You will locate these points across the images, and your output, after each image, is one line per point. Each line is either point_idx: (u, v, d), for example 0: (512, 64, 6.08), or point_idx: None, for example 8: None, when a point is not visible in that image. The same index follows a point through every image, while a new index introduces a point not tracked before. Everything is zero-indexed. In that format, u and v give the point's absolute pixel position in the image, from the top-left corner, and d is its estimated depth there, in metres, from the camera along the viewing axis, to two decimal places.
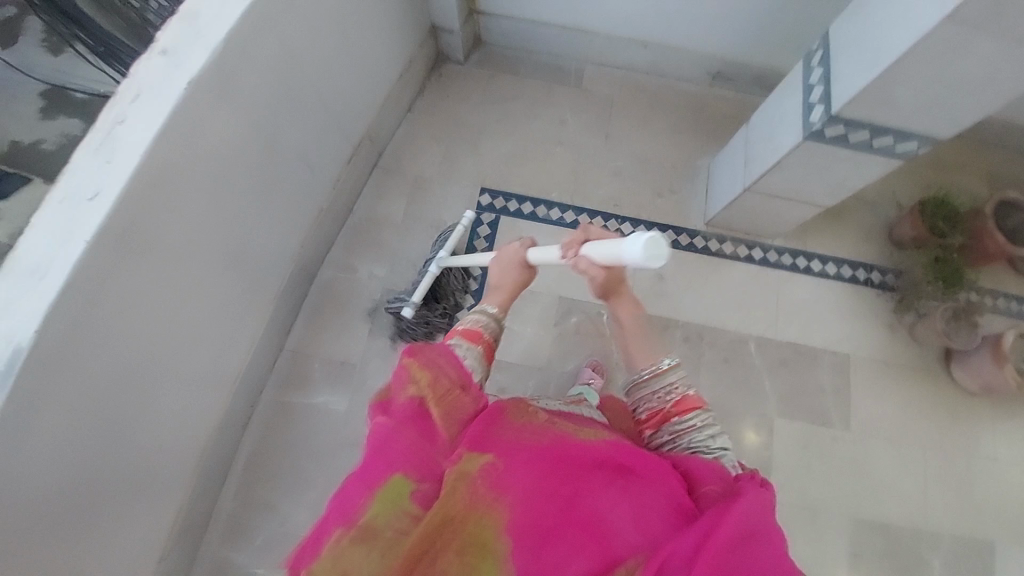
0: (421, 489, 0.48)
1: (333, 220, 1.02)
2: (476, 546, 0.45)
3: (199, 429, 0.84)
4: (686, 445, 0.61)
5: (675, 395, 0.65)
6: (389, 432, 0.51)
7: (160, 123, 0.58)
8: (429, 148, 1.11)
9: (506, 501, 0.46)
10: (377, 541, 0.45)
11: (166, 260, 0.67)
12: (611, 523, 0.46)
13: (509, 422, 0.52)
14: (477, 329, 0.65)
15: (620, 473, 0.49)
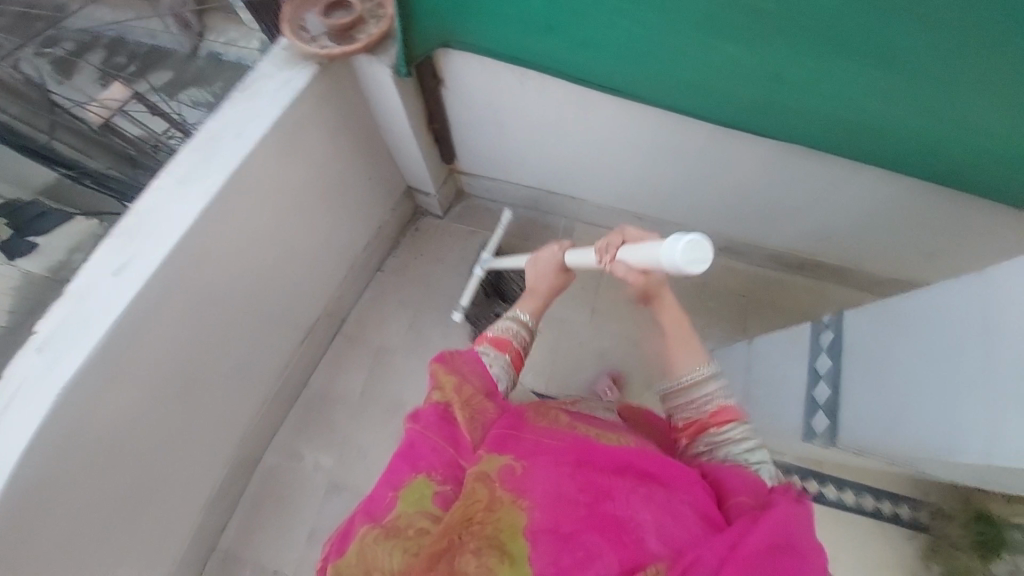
0: (442, 491, 0.48)
1: (282, 402, 0.94)
2: (496, 546, 0.43)
3: None
4: (723, 457, 0.54)
5: (714, 403, 0.57)
6: (415, 434, 0.53)
7: (27, 434, 0.54)
8: (396, 316, 1.03)
9: (532, 499, 0.44)
10: (400, 538, 0.45)
11: (47, 547, 0.60)
12: (642, 531, 0.42)
13: (535, 425, 0.51)
14: (507, 338, 0.65)
15: (643, 480, 0.46)
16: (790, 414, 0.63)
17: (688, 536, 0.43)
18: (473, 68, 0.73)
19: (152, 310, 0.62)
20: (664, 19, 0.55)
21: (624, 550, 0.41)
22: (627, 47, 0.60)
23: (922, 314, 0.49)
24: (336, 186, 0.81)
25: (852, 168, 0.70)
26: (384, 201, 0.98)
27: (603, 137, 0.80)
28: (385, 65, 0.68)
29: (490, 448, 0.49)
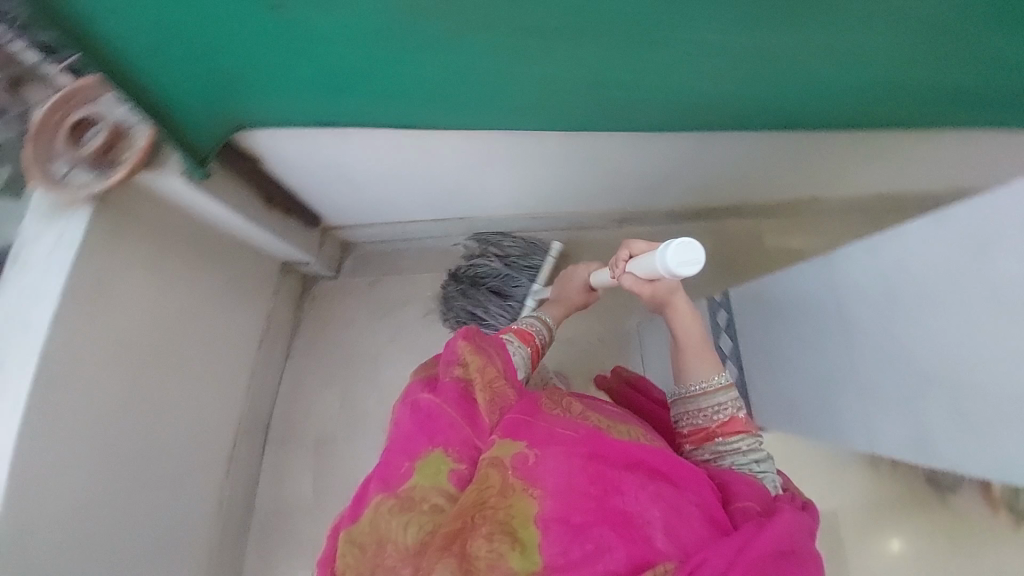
0: (459, 469, 0.55)
1: (233, 529, 0.89)
2: (506, 530, 0.49)
3: None
4: (729, 464, 0.63)
5: (724, 415, 0.66)
6: (434, 406, 0.58)
7: None
8: (324, 398, 1.00)
9: (547, 487, 0.51)
10: (419, 506, 0.52)
11: None
12: (646, 523, 0.50)
13: (550, 416, 0.59)
14: (529, 332, 0.76)
15: (651, 478, 0.53)
16: (747, 386, 0.75)
17: (699, 535, 0.50)
18: (284, 142, 0.75)
19: (50, 533, 0.57)
20: (380, 19, 0.55)
21: (634, 542, 0.48)
22: (393, 76, 0.62)
23: (798, 287, 0.61)
24: (184, 296, 0.76)
25: (640, 133, 0.74)
26: (262, 289, 0.95)
27: (418, 163, 0.81)
28: (176, 175, 0.68)
29: (506, 437, 0.55)
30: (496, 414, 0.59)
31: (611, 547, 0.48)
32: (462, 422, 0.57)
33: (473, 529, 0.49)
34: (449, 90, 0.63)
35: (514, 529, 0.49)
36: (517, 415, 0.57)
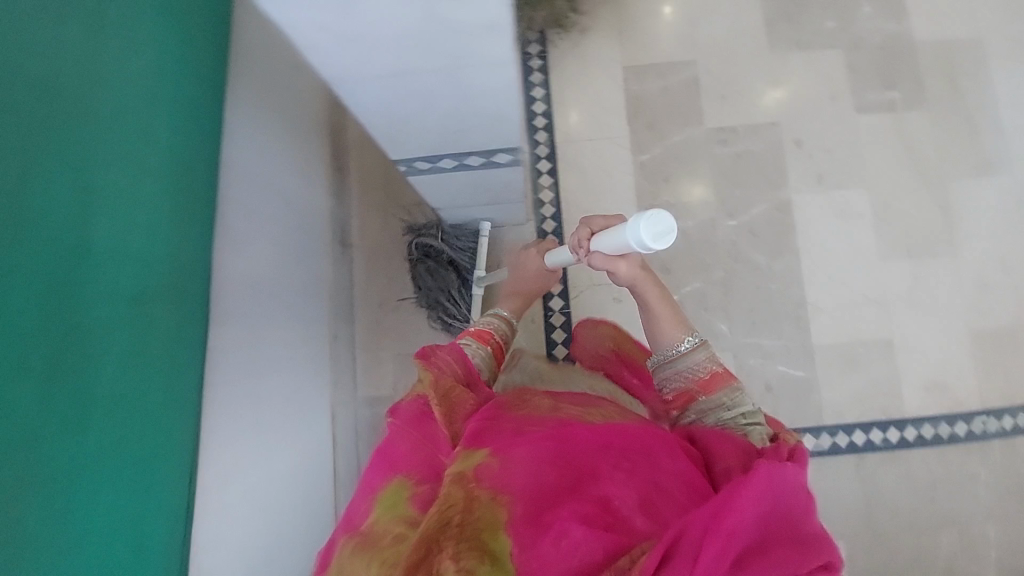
0: (420, 490, 0.93)
1: None
2: (478, 544, 0.77)
3: None
4: (715, 419, 1.06)
5: (699, 375, 1.11)
6: (402, 432, 1.05)
7: None
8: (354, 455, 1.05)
9: (511, 496, 0.81)
10: (383, 537, 0.87)
11: None
12: (622, 507, 0.78)
13: (510, 417, 0.97)
14: (484, 331, 1.33)
15: (619, 458, 0.84)
16: None
17: (642, 493, 0.80)
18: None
19: None
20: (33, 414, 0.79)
21: (587, 501, 0.79)
22: (164, 433, 1.05)
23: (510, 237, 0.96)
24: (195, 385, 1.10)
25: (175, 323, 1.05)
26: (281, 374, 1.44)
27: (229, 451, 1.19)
28: None
29: (467, 452, 0.90)
30: (453, 406, 1.04)
31: (565, 531, 0.75)
32: (416, 450, 1.01)
33: (436, 553, 0.77)
34: (159, 377, 1.04)
35: (469, 543, 0.77)
36: (475, 433, 0.93)
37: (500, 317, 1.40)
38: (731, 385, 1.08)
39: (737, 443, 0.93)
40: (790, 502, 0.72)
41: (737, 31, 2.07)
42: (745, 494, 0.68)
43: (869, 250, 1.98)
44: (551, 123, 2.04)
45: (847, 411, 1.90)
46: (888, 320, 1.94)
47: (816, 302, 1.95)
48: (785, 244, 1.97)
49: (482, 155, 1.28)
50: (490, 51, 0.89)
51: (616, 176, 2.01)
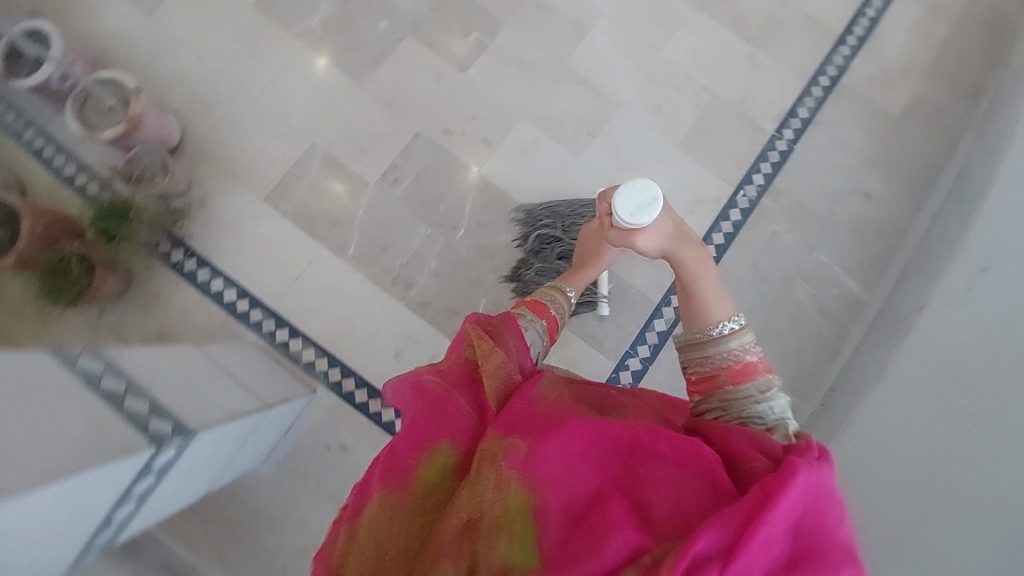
0: (460, 465, 0.61)
1: None
2: (502, 532, 0.54)
3: (882, 159, 1.29)
4: (737, 414, 0.76)
5: (736, 359, 0.81)
6: (447, 392, 0.66)
7: None
8: None
9: (551, 481, 0.56)
10: (414, 503, 0.59)
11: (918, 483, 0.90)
12: (659, 505, 0.56)
13: (560, 409, 0.64)
14: (541, 304, 0.95)
15: (662, 451, 0.59)
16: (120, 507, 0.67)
17: (686, 502, 0.56)
18: None
19: None
20: None
21: (625, 500, 0.56)
22: None
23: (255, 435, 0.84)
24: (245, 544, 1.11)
25: None
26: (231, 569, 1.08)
27: None
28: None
29: (499, 431, 0.60)
30: (508, 379, 0.68)
31: (607, 523, 0.54)
32: (468, 413, 0.65)
33: (466, 533, 0.55)
34: None
35: (503, 534, 0.54)
36: (517, 415, 0.62)
37: (560, 288, 1.01)
38: (765, 378, 0.78)
39: (763, 439, 0.64)
40: (823, 511, 0.54)
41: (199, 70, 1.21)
42: (786, 500, 0.52)
43: (664, 62, 1.30)
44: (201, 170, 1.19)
45: (753, 110, 1.29)
46: (698, 19, 1.32)
47: (617, 73, 1.29)
48: (603, 91, 1.29)
49: (271, 318, 1.15)
50: (30, 509, 0.52)
51: (259, 232, 1.18)
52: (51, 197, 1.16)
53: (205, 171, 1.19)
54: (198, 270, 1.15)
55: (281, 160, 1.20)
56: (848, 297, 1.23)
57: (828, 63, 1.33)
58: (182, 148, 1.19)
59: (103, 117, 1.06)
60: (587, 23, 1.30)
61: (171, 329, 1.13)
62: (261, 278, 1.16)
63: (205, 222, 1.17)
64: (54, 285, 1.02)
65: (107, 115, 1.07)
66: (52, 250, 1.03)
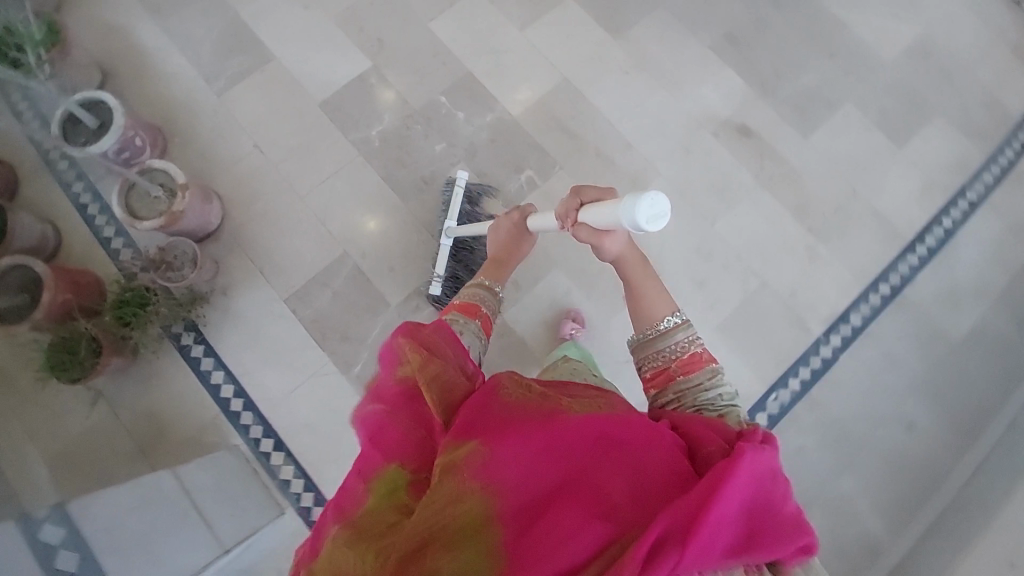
0: (415, 481, 0.53)
1: None
2: (457, 534, 0.46)
3: (934, 387, 1.20)
4: (691, 403, 0.68)
5: (685, 350, 0.73)
6: (387, 419, 0.58)
7: None
8: None
9: (506, 484, 0.47)
10: (368, 531, 0.48)
11: None
12: (616, 499, 0.47)
13: (499, 398, 0.55)
14: (472, 304, 0.85)
15: (613, 444, 0.50)
16: None
17: (642, 491, 0.48)
18: None
19: None
20: None
21: (581, 495, 0.47)
22: None
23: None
24: None
25: None
26: None
27: None
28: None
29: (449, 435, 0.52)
30: (447, 379, 0.61)
31: (568, 527, 0.45)
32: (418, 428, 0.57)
33: (423, 555, 0.45)
34: None
35: (466, 550, 0.45)
36: (464, 416, 0.54)
37: (483, 284, 0.89)
38: (713, 366, 0.71)
39: (716, 427, 0.58)
40: (769, 492, 0.49)
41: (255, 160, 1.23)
42: (736, 481, 0.45)
43: (716, 237, 1.24)
44: (228, 259, 1.17)
45: (802, 307, 1.22)
46: (761, 199, 1.27)
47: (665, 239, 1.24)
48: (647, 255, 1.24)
49: (260, 424, 1.10)
50: None
51: (269, 334, 1.15)
52: (83, 256, 1.16)
53: (236, 260, 1.16)
54: (203, 359, 1.12)
55: (310, 263, 1.17)
56: (873, 537, 1.12)
57: (893, 270, 1.25)
58: (219, 233, 1.18)
59: (148, 205, 1.06)
60: (645, 183, 1.26)
61: (162, 416, 1.10)
62: (260, 382, 1.12)
63: (222, 313, 1.14)
64: (60, 365, 1.00)
65: (152, 203, 1.06)
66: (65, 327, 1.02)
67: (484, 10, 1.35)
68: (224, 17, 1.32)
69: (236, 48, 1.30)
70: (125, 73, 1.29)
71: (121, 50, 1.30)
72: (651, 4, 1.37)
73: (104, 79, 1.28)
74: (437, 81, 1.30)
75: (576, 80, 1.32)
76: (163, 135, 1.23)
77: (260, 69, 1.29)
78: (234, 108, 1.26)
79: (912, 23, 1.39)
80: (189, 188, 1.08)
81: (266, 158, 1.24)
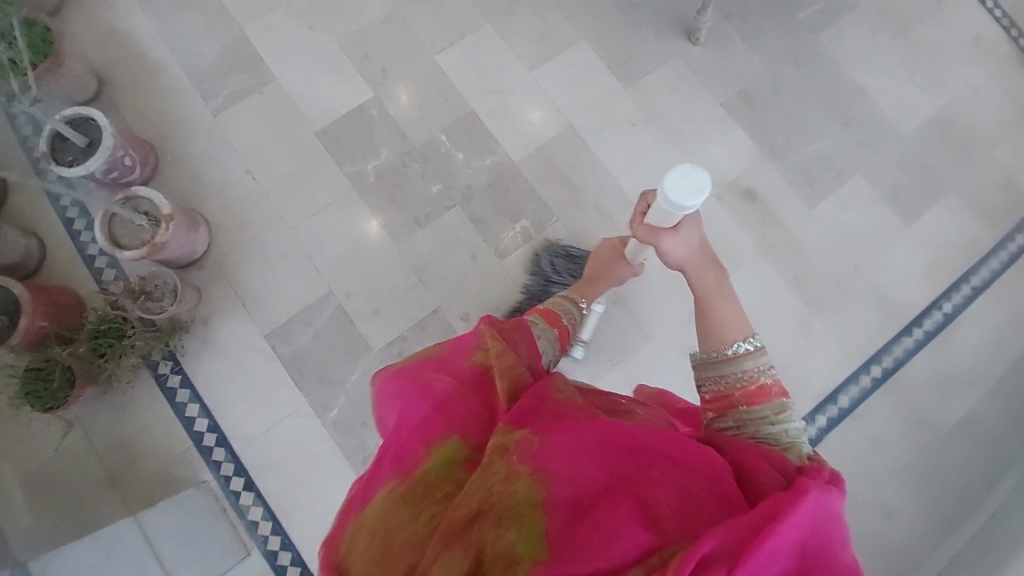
0: (473, 455, 0.57)
1: None
2: (509, 511, 0.50)
3: (922, 478, 1.15)
4: (752, 433, 0.65)
5: (753, 381, 0.69)
6: (459, 393, 0.62)
7: None
8: None
9: (557, 475, 0.51)
10: (428, 492, 0.54)
11: None
12: (662, 509, 0.49)
13: (560, 403, 0.59)
14: (555, 312, 0.90)
15: (671, 459, 0.53)
16: None
17: (689, 507, 0.50)
18: None
19: None
20: None
21: (630, 499, 0.50)
22: None
23: None
24: None
25: None
26: None
27: None
28: None
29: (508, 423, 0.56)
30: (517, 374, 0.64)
31: (610, 527, 0.48)
32: (482, 411, 0.61)
33: (473, 522, 0.50)
34: None
35: (514, 528, 0.49)
36: (525, 408, 0.58)
37: (571, 299, 0.96)
38: (783, 403, 0.66)
39: (773, 458, 0.56)
40: (827, 535, 0.47)
41: (247, 186, 1.20)
42: (795, 519, 0.44)
43: None
44: (211, 289, 1.15)
45: (792, 384, 1.18)
46: (762, 267, 1.23)
47: (658, 302, 1.21)
48: (637, 317, 1.21)
49: (232, 462, 1.09)
50: None
51: (243, 368, 1.12)
52: (67, 273, 1.15)
53: (219, 289, 1.15)
54: (179, 390, 1.10)
55: (295, 299, 1.16)
56: None
57: (887, 351, 1.21)
58: (205, 260, 1.16)
59: (130, 233, 1.04)
60: None
61: (134, 445, 1.09)
62: (230, 417, 1.10)
63: (200, 342, 1.13)
64: (32, 391, 0.99)
65: (135, 232, 1.04)
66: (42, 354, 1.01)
67: (495, 47, 1.31)
68: (227, 32, 1.28)
69: (236, 66, 1.27)
70: (121, 83, 1.25)
71: (119, 59, 1.26)
72: (665, 54, 1.33)
73: (98, 87, 1.24)
74: (440, 117, 1.26)
75: (582, 127, 1.29)
76: (156, 152, 1.21)
77: (259, 89, 1.26)
78: (230, 130, 1.23)
79: (931, 96, 1.36)
80: (174, 218, 1.06)
81: (257, 184, 1.21)
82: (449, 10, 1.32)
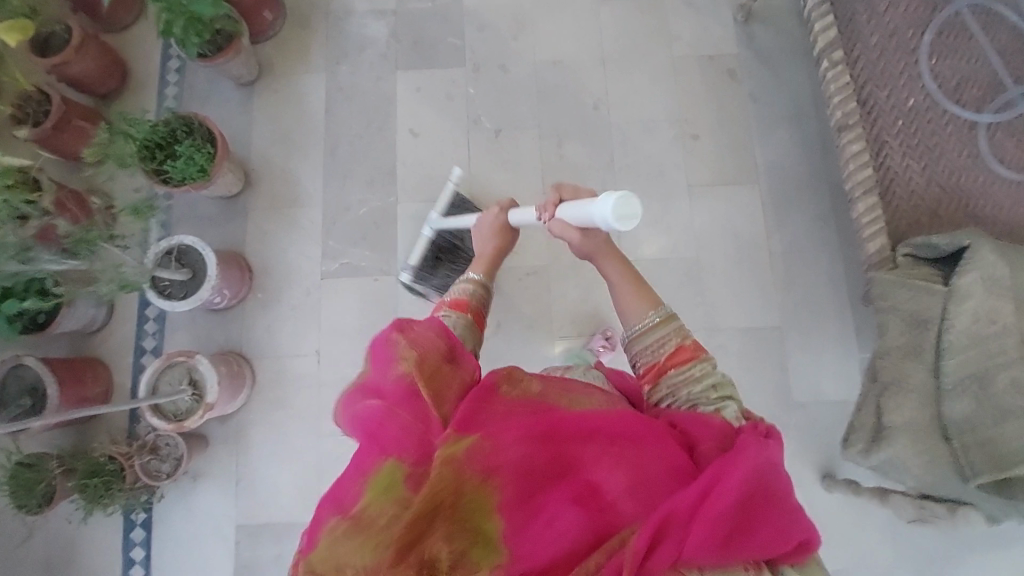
0: (413, 473, 0.51)
1: None
2: (475, 508, 0.50)
3: None
4: (686, 400, 0.68)
5: (670, 346, 0.73)
6: (381, 417, 0.55)
7: None
8: None
9: (505, 476, 0.51)
10: (366, 530, 0.47)
11: None
12: (612, 494, 0.52)
13: (502, 398, 0.57)
14: (464, 299, 0.79)
15: (614, 442, 0.55)
16: None
17: (641, 487, 0.52)
18: None
19: None
20: None
21: (575, 487, 0.52)
22: None
23: None
24: None
25: None
26: None
27: None
28: None
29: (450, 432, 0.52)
30: (442, 389, 0.58)
31: (559, 516, 0.50)
32: (413, 422, 0.55)
33: (426, 532, 0.48)
34: None
35: (466, 531, 0.49)
36: (467, 408, 0.55)
37: (476, 279, 0.84)
38: (704, 359, 0.71)
39: (712, 421, 0.61)
40: (772, 478, 0.54)
41: (307, 365, 1.14)
42: (738, 470, 0.52)
43: None
44: (219, 448, 1.11)
45: None
46: None
47: None
48: None
49: None
50: None
51: (203, 544, 1.08)
52: (114, 350, 1.17)
53: (226, 453, 1.11)
54: (136, 527, 1.08)
55: (282, 508, 1.09)
56: None
57: None
58: (230, 416, 1.12)
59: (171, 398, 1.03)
60: None
61: (73, 551, 1.08)
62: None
63: (181, 494, 1.10)
64: (12, 490, 0.98)
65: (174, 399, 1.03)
66: (34, 456, 1.00)
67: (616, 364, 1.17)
68: (381, 200, 1.23)
69: (367, 239, 1.20)
70: (263, 194, 1.23)
71: (273, 170, 1.24)
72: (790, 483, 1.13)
73: (242, 189, 1.22)
74: None
75: None
76: (251, 285, 1.18)
77: (374, 275, 1.18)
78: (325, 301, 1.17)
79: None
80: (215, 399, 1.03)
81: (318, 368, 1.14)
82: (594, 298, 1.20)
